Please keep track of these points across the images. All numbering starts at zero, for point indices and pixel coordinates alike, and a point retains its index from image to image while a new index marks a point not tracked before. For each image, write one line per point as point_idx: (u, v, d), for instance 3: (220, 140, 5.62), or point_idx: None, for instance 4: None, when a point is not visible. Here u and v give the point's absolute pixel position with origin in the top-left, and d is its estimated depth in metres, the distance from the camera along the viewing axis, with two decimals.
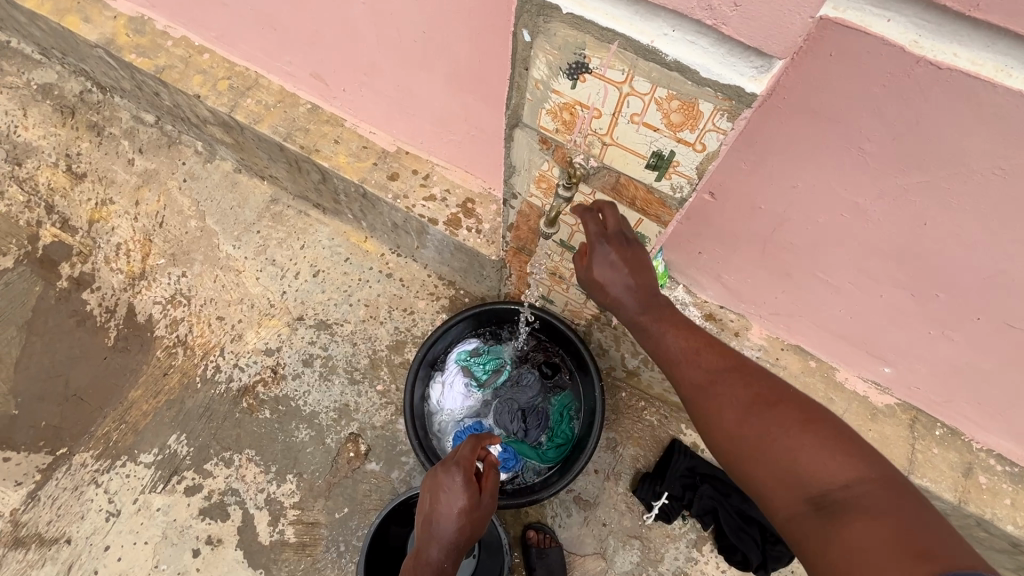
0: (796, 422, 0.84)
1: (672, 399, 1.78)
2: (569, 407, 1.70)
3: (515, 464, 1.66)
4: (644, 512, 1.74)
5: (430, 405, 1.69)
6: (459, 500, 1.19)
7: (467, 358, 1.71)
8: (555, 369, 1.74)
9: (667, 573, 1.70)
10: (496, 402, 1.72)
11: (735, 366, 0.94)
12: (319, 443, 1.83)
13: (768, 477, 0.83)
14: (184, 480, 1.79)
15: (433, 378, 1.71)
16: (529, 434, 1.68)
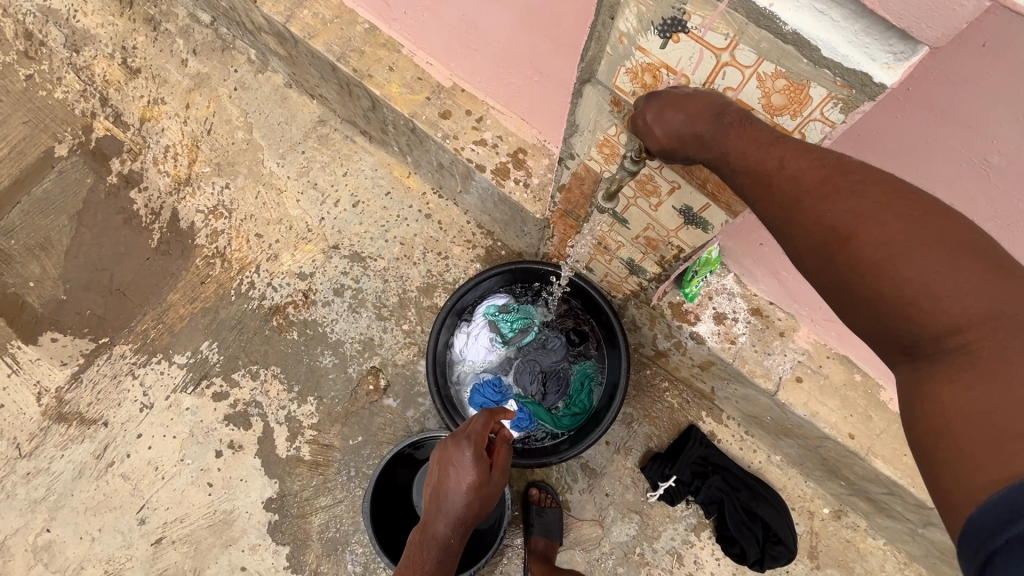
0: (889, 247, 0.65)
1: (697, 385, 1.73)
2: (591, 378, 1.67)
3: (528, 424, 1.66)
4: (648, 491, 1.74)
5: (453, 353, 1.68)
6: (468, 479, 1.22)
7: (495, 313, 1.67)
8: (583, 338, 1.69)
9: (661, 550, 1.72)
10: (518, 360, 1.70)
11: (813, 182, 0.70)
12: (342, 371, 1.87)
13: (856, 322, 0.72)
14: (213, 385, 1.87)
15: (459, 327, 1.69)
16: (547, 398, 1.67)
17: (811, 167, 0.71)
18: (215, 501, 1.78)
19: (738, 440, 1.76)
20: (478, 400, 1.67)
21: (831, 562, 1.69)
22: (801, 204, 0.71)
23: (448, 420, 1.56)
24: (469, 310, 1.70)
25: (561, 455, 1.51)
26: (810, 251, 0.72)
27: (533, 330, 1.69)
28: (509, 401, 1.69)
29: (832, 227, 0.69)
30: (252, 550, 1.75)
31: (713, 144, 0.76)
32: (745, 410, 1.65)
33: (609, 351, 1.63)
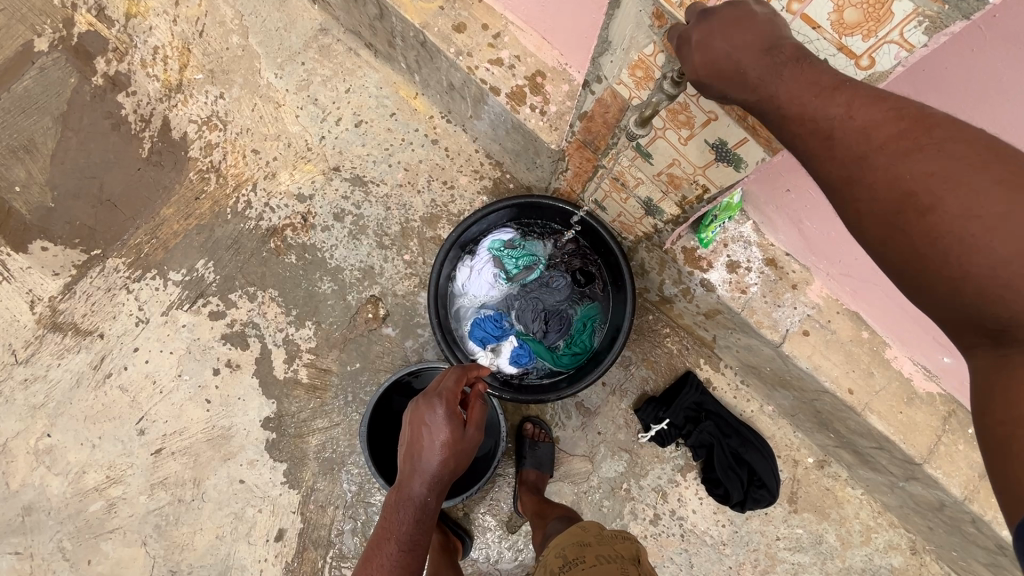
0: (976, 221, 0.63)
1: (699, 333, 1.74)
2: (594, 319, 1.64)
3: (527, 361, 1.63)
4: (640, 432, 1.78)
5: (455, 286, 1.65)
6: (441, 441, 1.24)
7: (500, 248, 1.64)
8: (590, 279, 1.66)
9: (647, 488, 1.78)
10: (521, 299, 1.65)
11: (888, 139, 0.68)
12: (341, 298, 1.84)
13: (928, 302, 0.70)
14: (209, 304, 1.84)
15: (461, 261, 1.65)
16: (548, 336, 1.64)
17: (890, 124, 0.68)
18: (213, 416, 1.80)
19: (732, 389, 1.78)
20: (478, 334, 1.63)
21: (808, 507, 1.75)
22: (877, 168, 0.69)
23: (446, 352, 1.54)
24: (473, 245, 1.67)
25: (559, 394, 1.49)
26: (884, 218, 0.70)
27: (538, 268, 1.65)
28: (509, 338, 1.64)
29: (910, 194, 0.67)
30: (249, 465, 1.78)
31: (760, 85, 0.72)
32: (745, 360, 1.65)
33: (615, 293, 1.60)
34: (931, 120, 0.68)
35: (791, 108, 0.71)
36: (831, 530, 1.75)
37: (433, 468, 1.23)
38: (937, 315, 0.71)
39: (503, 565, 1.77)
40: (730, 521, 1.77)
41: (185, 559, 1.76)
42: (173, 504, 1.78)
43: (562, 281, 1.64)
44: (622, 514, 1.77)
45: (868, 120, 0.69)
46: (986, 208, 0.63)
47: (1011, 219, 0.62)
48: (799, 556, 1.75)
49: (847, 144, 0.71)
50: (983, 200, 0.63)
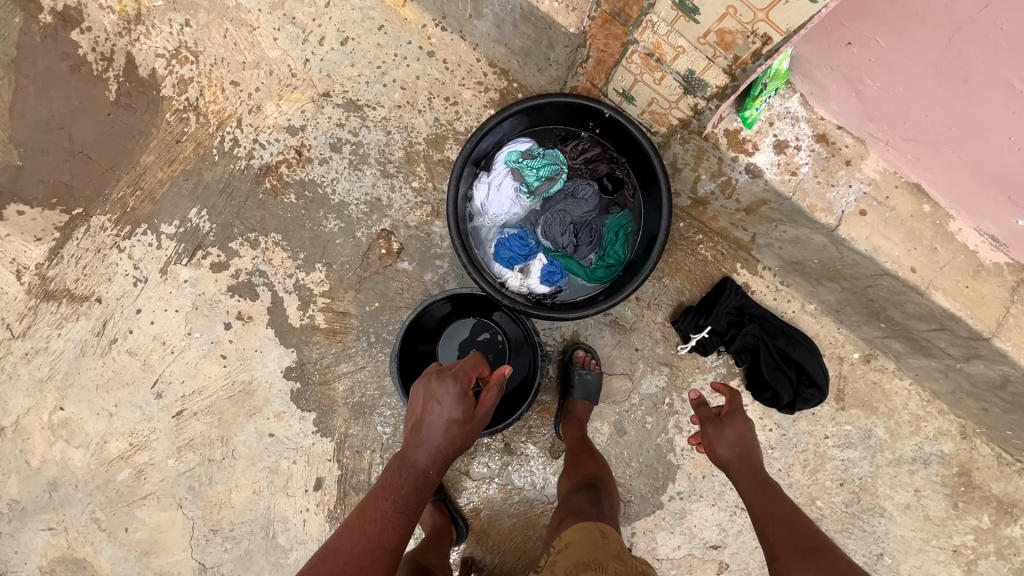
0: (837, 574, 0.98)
1: (736, 234, 1.64)
2: (627, 228, 1.54)
3: (559, 280, 1.53)
4: (680, 343, 1.71)
5: (473, 206, 1.53)
6: (449, 414, 1.12)
7: (519, 160, 1.51)
8: (618, 185, 1.55)
9: (690, 400, 1.73)
10: (546, 213, 1.54)
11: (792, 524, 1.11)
12: (350, 236, 1.71)
13: (792, 565, 1.02)
14: (209, 256, 1.71)
15: (478, 178, 1.53)
16: (579, 251, 1.52)
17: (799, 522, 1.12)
18: (232, 372, 1.71)
19: (772, 291, 1.70)
20: (504, 256, 1.51)
21: (856, 402, 1.71)
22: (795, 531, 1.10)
23: (472, 272, 1.40)
24: (488, 160, 1.55)
25: (599, 308, 1.39)
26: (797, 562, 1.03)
27: (561, 177, 1.53)
28: (538, 256, 1.53)
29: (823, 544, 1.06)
30: (277, 418, 1.71)
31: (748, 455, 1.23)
32: (788, 256, 1.56)
33: (648, 197, 1.50)
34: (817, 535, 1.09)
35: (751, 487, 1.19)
36: (880, 423, 1.71)
37: (437, 440, 1.12)
38: None
39: (551, 491, 1.73)
40: (777, 425, 1.72)
41: (225, 517, 1.71)
42: (204, 465, 1.71)
43: (589, 189, 1.52)
44: (667, 429, 1.72)
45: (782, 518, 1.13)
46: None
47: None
48: (849, 452, 1.72)
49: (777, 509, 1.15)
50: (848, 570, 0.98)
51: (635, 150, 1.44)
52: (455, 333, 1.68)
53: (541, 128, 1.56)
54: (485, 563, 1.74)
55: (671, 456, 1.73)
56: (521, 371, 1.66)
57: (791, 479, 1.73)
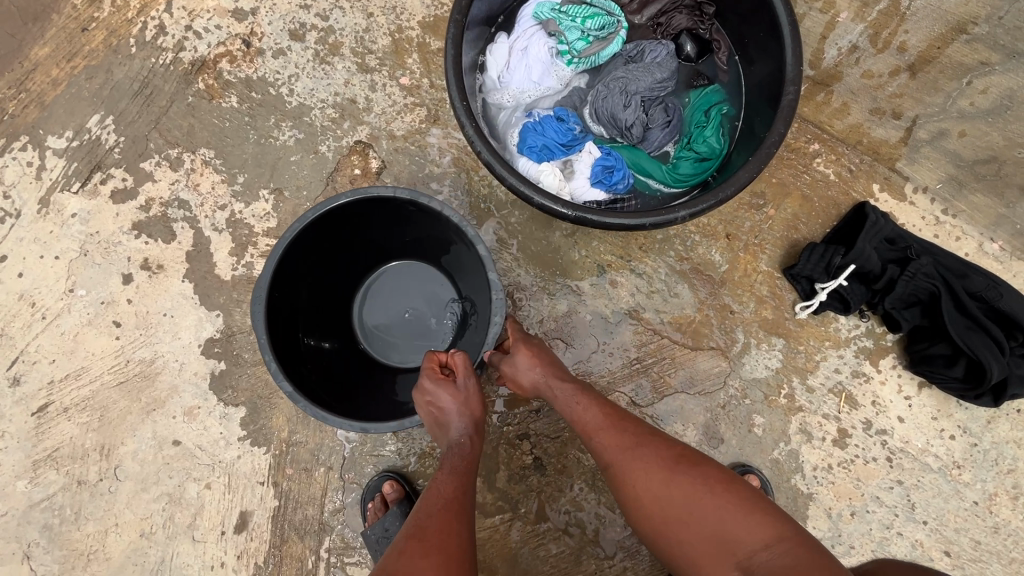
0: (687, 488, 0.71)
1: (877, 133, 1.10)
2: (720, 107, 1.03)
3: (619, 183, 1.01)
4: (798, 303, 1.12)
5: (487, 78, 1.01)
6: (454, 395, 0.86)
7: (554, 9, 1.00)
8: (702, 50, 1.05)
9: (819, 391, 1.12)
10: (596, 87, 1.03)
11: (622, 429, 0.79)
12: (310, 152, 1.20)
13: (631, 480, 0.74)
14: (111, 180, 1.20)
15: (494, 41, 1.03)
16: (648, 138, 1.02)
17: (623, 424, 0.80)
18: (126, 347, 1.15)
19: (933, 224, 1.12)
20: (535, 144, 0.99)
21: None
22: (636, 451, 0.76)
23: (483, 156, 0.85)
24: (507, 18, 1.05)
25: (691, 208, 0.84)
26: (653, 495, 0.72)
27: (619, 35, 1.02)
28: (587, 148, 1.01)
29: (682, 454, 0.75)
30: (187, 417, 1.12)
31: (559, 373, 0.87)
32: (973, 151, 1.06)
33: (750, 62, 0.99)
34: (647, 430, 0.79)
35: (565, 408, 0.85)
36: None
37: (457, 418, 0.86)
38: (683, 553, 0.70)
39: (608, 537, 1.09)
40: (962, 429, 1.10)
41: None
42: (70, 491, 1.11)
43: (661, 51, 1.02)
44: (788, 436, 1.11)
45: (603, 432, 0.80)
46: (733, 496, 0.70)
47: (748, 502, 0.69)
48: None
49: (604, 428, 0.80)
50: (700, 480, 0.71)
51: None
52: (414, 280, 1.17)
53: None
54: None
55: (797, 481, 1.10)
56: None
57: (996, 520, 1.08)
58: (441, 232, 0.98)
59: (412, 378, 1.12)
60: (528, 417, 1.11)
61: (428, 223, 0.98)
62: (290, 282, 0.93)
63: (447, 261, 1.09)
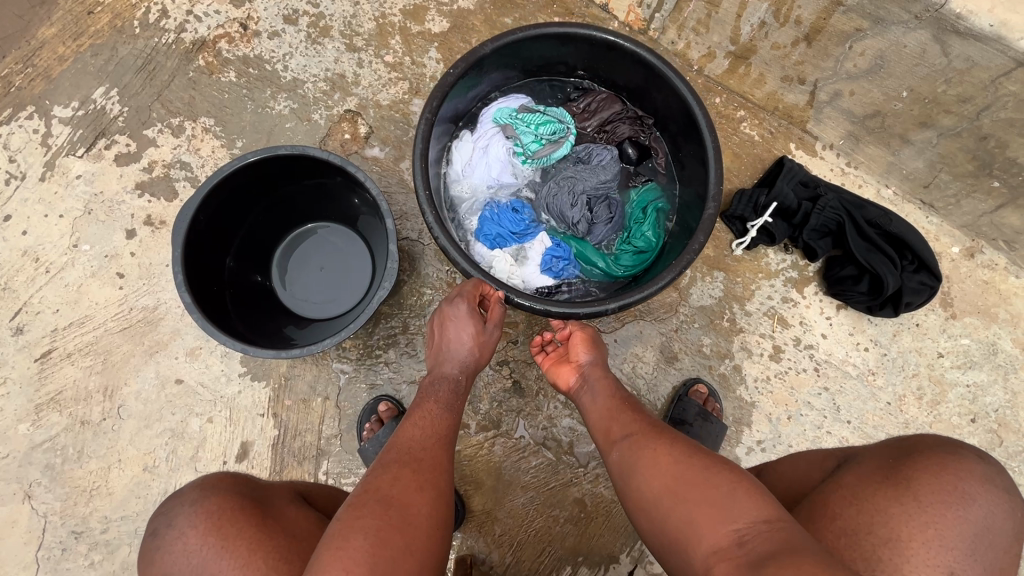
0: (695, 466, 0.73)
1: (789, 98, 1.32)
2: (656, 204, 1.21)
3: (565, 271, 1.18)
4: (734, 241, 1.31)
5: (453, 172, 1.19)
6: (475, 332, 0.97)
7: (512, 114, 1.18)
8: (643, 154, 1.22)
9: (756, 314, 1.30)
10: (548, 183, 1.20)
11: (642, 424, 0.85)
12: (304, 120, 1.34)
13: (637, 453, 0.79)
14: (115, 146, 1.30)
15: (459, 138, 1.21)
16: (593, 231, 1.19)
17: (641, 421, 0.85)
18: (129, 296, 1.23)
19: (839, 175, 1.35)
20: (491, 232, 1.17)
21: (969, 309, 1.31)
22: (655, 438, 0.80)
23: (440, 238, 0.96)
24: (474, 117, 1.22)
25: (621, 301, 0.95)
26: (662, 469, 0.75)
27: (568, 140, 1.19)
28: (538, 238, 1.18)
29: (701, 447, 0.78)
30: (189, 357, 1.20)
31: (597, 371, 0.98)
32: (861, 107, 1.26)
33: (684, 164, 1.16)
34: (666, 430, 0.83)
35: (595, 402, 0.93)
36: (1003, 335, 1.31)
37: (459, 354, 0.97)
38: (679, 536, 0.69)
39: (581, 450, 1.21)
40: (875, 342, 1.30)
41: (96, 511, 1.14)
42: (73, 431, 1.16)
43: (607, 155, 1.20)
44: (732, 353, 1.28)
45: (623, 423, 0.86)
46: (744, 482, 0.70)
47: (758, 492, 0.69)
48: (974, 375, 1.29)
49: (622, 421, 0.87)
50: (709, 465, 0.73)
51: (669, 107, 1.12)
52: (336, 244, 1.27)
53: (540, 82, 1.24)
54: (491, 565, 1.17)
55: (742, 392, 1.27)
56: (340, 326, 1.19)
57: (906, 417, 1.27)
58: (368, 201, 1.16)
59: (301, 327, 1.22)
60: (506, 347, 1.24)
61: (359, 191, 1.15)
62: (219, 205, 1.06)
63: (366, 232, 1.24)
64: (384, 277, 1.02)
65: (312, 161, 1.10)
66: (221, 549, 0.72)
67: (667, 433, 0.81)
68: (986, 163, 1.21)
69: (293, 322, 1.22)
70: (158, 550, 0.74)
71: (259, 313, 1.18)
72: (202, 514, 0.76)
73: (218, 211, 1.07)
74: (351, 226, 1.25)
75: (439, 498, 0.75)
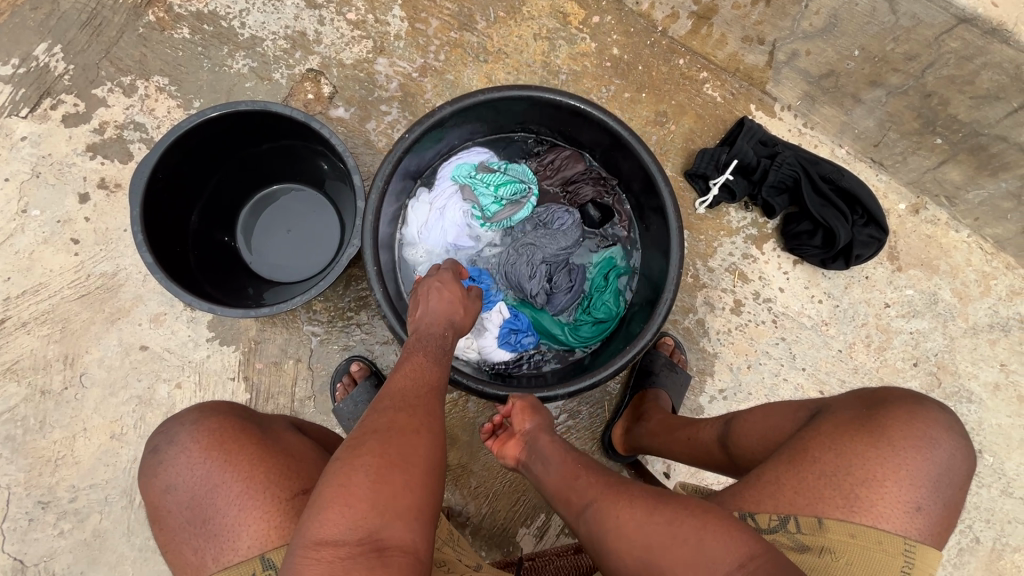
0: (661, 527, 0.66)
1: (749, 59, 1.36)
2: (617, 271, 1.19)
3: (523, 342, 1.16)
4: (697, 200, 1.36)
5: (409, 235, 1.16)
6: (456, 301, 0.95)
7: (471, 174, 1.16)
8: (607, 216, 1.21)
9: (718, 270, 1.35)
10: (508, 248, 1.18)
11: (591, 476, 0.76)
12: (264, 79, 1.30)
13: (598, 508, 0.71)
14: (62, 106, 1.24)
15: (416, 197, 1.18)
16: (552, 301, 1.17)
17: (589, 474, 0.76)
18: (86, 263, 1.18)
19: (796, 135, 1.40)
20: None
21: (913, 261, 1.39)
22: (610, 494, 0.73)
23: (388, 319, 0.96)
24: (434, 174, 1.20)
25: (570, 388, 0.95)
26: (630, 530, 0.68)
27: (528, 201, 1.19)
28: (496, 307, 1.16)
29: (660, 494, 0.71)
30: (153, 323, 1.17)
31: (533, 425, 0.86)
32: (817, 67, 1.31)
33: (648, 230, 1.15)
34: (617, 479, 0.75)
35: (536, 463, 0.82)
36: (943, 285, 1.39)
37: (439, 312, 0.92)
38: None
39: None
40: (828, 294, 1.37)
41: (62, 480, 1.11)
42: (33, 401, 1.13)
43: (568, 219, 1.18)
44: (695, 308, 1.33)
45: (573, 480, 0.77)
46: (710, 526, 0.65)
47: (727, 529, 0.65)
48: (916, 323, 1.38)
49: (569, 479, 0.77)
50: (674, 520, 0.67)
51: (635, 174, 1.11)
52: (304, 207, 1.24)
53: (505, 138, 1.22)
54: (467, 517, 1.19)
55: (704, 344, 1.33)
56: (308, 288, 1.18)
57: (855, 363, 1.35)
58: (336, 163, 1.14)
59: (268, 287, 1.20)
60: None
61: (326, 153, 1.13)
62: (180, 161, 1.03)
63: (335, 195, 1.22)
64: (352, 234, 1.02)
65: (278, 121, 1.07)
66: (225, 462, 0.75)
67: (620, 487, 0.73)
68: (930, 121, 1.27)
69: (259, 283, 1.20)
70: (161, 462, 0.76)
71: (222, 272, 1.16)
72: (203, 431, 0.78)
73: (180, 168, 1.04)
74: (320, 188, 1.23)
75: (439, 439, 0.74)
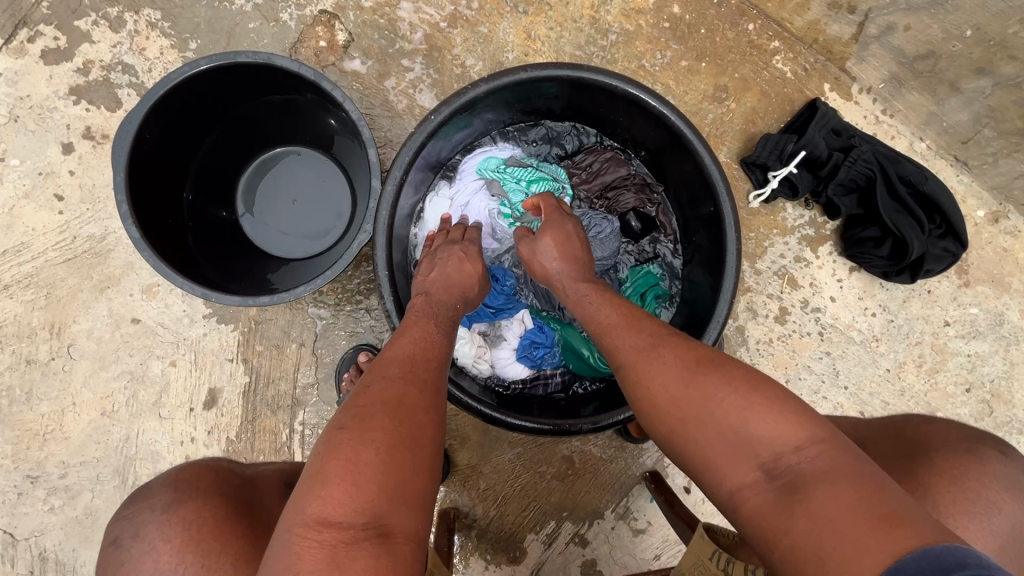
0: (717, 389, 0.57)
1: (832, 30, 1.16)
2: (656, 290, 1.07)
3: (544, 360, 1.06)
4: (752, 192, 1.20)
5: (427, 228, 1.06)
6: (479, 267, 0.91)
7: (500, 167, 1.05)
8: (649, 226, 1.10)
9: (766, 274, 1.22)
10: None
11: (649, 332, 0.69)
12: (269, 19, 1.13)
13: (645, 372, 0.64)
14: (40, 39, 1.08)
15: (436, 190, 1.07)
16: None
17: (644, 336, 0.69)
18: (71, 223, 1.07)
19: (872, 124, 1.22)
20: None
21: (984, 277, 1.25)
22: (655, 357, 0.65)
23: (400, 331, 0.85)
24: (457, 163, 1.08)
25: (595, 421, 0.85)
26: (674, 392, 0.61)
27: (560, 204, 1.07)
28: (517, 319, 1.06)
29: (707, 356, 0.62)
30: (146, 294, 1.08)
31: (577, 282, 0.84)
32: (914, 45, 1.11)
33: (694, 246, 1.04)
34: (675, 339, 0.67)
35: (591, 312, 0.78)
36: (1012, 306, 1.26)
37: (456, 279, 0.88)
38: (706, 461, 0.56)
39: None
40: (883, 308, 1.24)
41: (51, 455, 1.06)
42: (18, 371, 1.06)
43: (607, 227, 1.06)
44: (736, 313, 1.21)
45: (626, 341, 0.69)
46: (768, 397, 0.55)
47: (791, 410, 0.54)
48: (976, 345, 1.26)
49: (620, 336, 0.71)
50: (736, 385, 0.57)
51: (685, 181, 0.99)
52: (313, 175, 1.11)
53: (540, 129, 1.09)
54: (474, 519, 1.14)
55: (742, 354, 1.21)
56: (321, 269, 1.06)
57: (903, 384, 1.24)
58: (347, 123, 0.99)
59: (277, 268, 1.09)
60: None
61: (336, 111, 0.99)
62: (167, 122, 0.90)
63: (347, 160, 1.08)
64: (365, 219, 0.90)
65: (276, 73, 0.92)
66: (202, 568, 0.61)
67: (670, 350, 0.65)
68: None
69: (267, 263, 1.08)
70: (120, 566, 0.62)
71: (225, 250, 1.05)
72: (176, 522, 0.63)
73: (168, 130, 0.91)
74: (330, 153, 1.09)
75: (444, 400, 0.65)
